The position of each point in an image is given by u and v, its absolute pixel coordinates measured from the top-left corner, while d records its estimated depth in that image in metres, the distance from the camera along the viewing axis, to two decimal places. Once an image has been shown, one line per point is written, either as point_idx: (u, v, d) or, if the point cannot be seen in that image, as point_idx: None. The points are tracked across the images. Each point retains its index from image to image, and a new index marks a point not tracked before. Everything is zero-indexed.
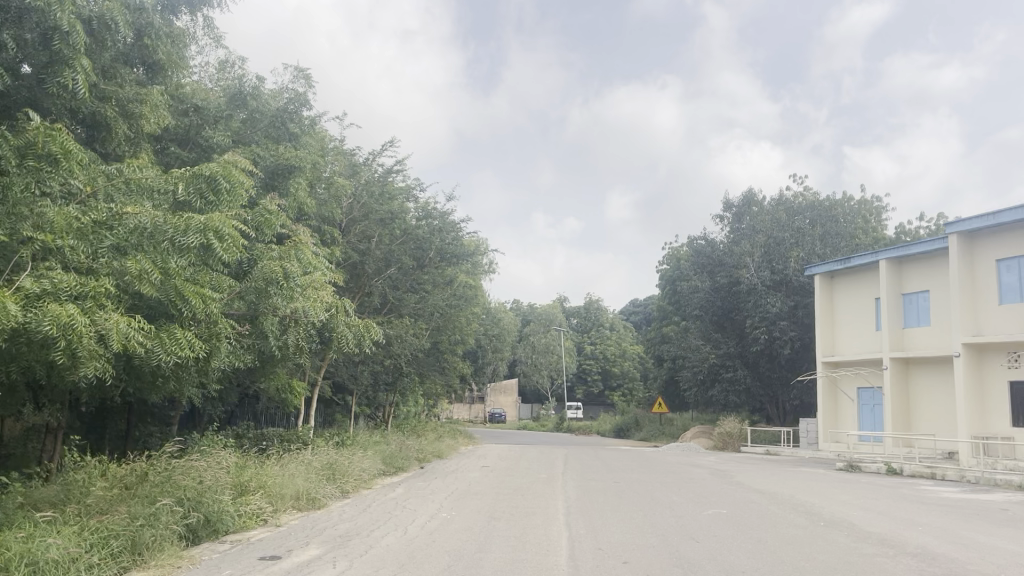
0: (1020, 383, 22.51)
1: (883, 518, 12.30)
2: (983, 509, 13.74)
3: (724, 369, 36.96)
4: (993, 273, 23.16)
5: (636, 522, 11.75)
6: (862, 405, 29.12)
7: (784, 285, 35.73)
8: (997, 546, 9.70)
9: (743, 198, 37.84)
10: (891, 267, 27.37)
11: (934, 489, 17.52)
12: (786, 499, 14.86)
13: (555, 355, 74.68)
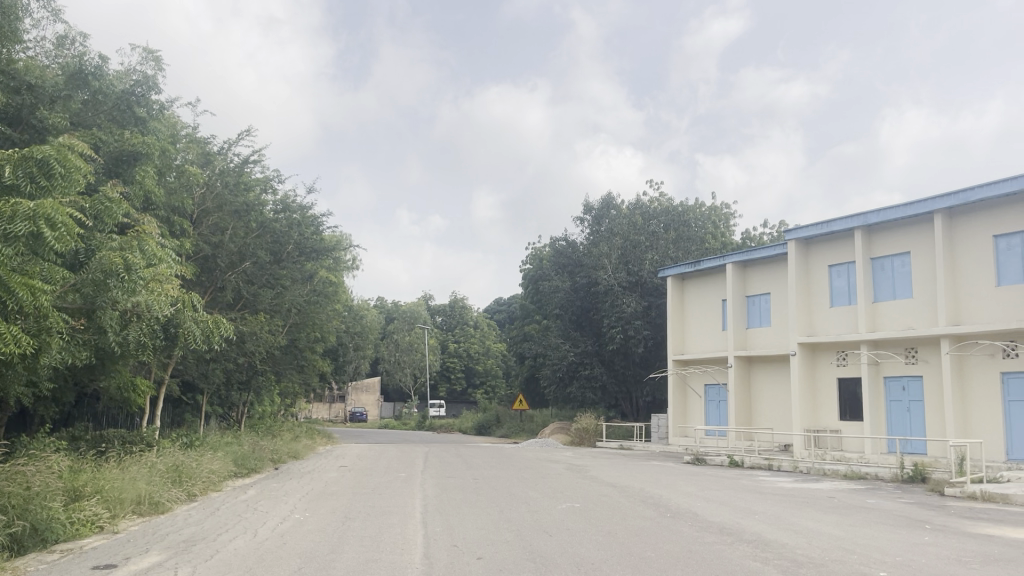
0: (847, 379, 24.31)
1: (723, 507, 13.03)
2: (812, 498, 14.77)
3: (582, 367, 37.93)
4: (825, 278, 24.93)
5: (491, 518, 11.84)
6: (709, 401, 30.65)
7: (639, 286, 37.16)
8: (822, 531, 10.49)
9: (602, 201, 38.97)
10: (736, 270, 28.99)
11: (770, 479, 18.69)
12: (635, 492, 15.43)
13: (419, 354, 74.35)
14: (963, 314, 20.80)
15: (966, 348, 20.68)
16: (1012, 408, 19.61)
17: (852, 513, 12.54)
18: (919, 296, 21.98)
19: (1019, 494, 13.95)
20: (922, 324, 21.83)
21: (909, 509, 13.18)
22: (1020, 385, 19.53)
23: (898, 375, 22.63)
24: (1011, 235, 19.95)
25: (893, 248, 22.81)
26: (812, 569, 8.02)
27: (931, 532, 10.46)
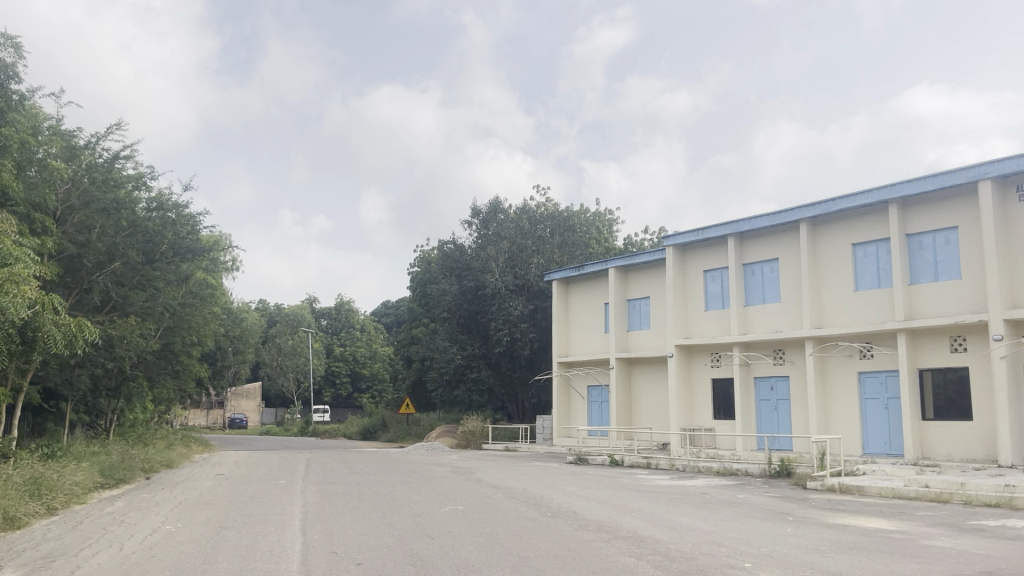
0: (721, 379, 25.35)
1: (602, 506, 13.37)
2: (687, 494, 15.35)
3: (468, 370, 38.03)
4: (701, 282, 25.95)
5: (374, 523, 11.75)
6: (592, 402, 31.34)
7: (525, 289, 37.56)
8: (694, 526, 10.93)
9: (490, 206, 39.10)
10: (618, 275, 29.79)
11: (649, 477, 19.32)
12: (518, 492, 15.62)
13: (302, 357, 72.50)
14: (825, 317, 22.09)
15: (828, 349, 21.98)
16: (868, 405, 20.97)
17: (722, 507, 13.13)
18: (786, 300, 23.20)
19: (873, 485, 14.94)
20: (788, 326, 23.03)
21: (774, 502, 13.91)
22: (875, 384, 20.91)
23: (767, 375, 23.80)
24: (867, 243, 21.31)
25: (763, 254, 24.00)
26: (683, 562, 8.35)
27: (793, 524, 11.06)
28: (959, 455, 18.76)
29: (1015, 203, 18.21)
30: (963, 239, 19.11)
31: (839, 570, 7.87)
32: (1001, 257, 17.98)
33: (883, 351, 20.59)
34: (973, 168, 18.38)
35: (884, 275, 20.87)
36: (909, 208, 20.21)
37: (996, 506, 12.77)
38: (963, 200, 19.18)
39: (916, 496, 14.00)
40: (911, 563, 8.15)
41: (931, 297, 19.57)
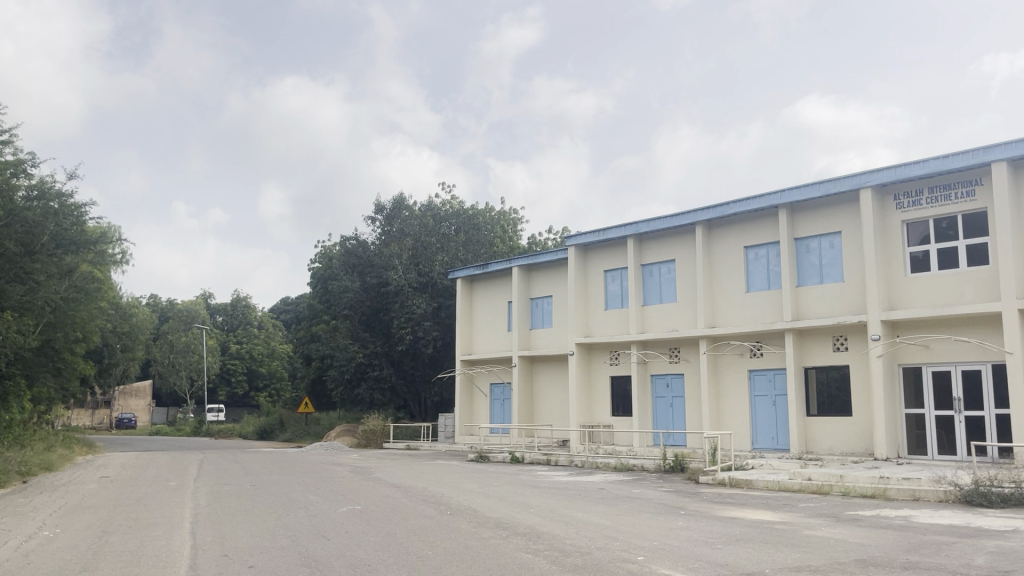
0: (620, 378, 25.88)
1: (501, 503, 13.48)
2: (584, 490, 15.62)
3: (370, 368, 37.41)
4: (601, 282, 26.43)
5: (268, 524, 11.48)
6: (494, 400, 31.47)
7: (429, 287, 37.45)
8: (590, 521, 11.15)
9: (394, 202, 38.47)
10: (521, 274, 30.01)
11: (549, 474, 19.55)
12: (418, 492, 15.53)
13: (196, 355, 70.01)
14: (718, 317, 22.85)
15: (721, 348, 22.75)
16: (757, 402, 21.84)
17: (617, 502, 13.42)
18: (682, 300, 23.88)
19: (761, 479, 15.57)
20: (684, 325, 23.72)
21: (668, 496, 14.31)
22: (764, 381, 21.78)
23: (663, 373, 24.46)
24: (758, 246, 22.17)
25: (660, 255, 24.64)
26: (579, 557, 8.48)
27: (685, 517, 11.43)
28: (840, 449, 19.76)
29: (893, 211, 19.29)
30: (846, 244, 20.11)
31: (727, 561, 8.16)
32: (880, 261, 19.02)
33: (772, 350, 21.47)
34: (856, 176, 19.38)
35: (773, 277, 21.76)
36: (797, 213, 21.14)
37: (871, 497, 13.52)
38: (846, 207, 20.20)
39: (800, 488, 14.67)
40: (793, 553, 8.53)
41: (817, 299, 20.53)
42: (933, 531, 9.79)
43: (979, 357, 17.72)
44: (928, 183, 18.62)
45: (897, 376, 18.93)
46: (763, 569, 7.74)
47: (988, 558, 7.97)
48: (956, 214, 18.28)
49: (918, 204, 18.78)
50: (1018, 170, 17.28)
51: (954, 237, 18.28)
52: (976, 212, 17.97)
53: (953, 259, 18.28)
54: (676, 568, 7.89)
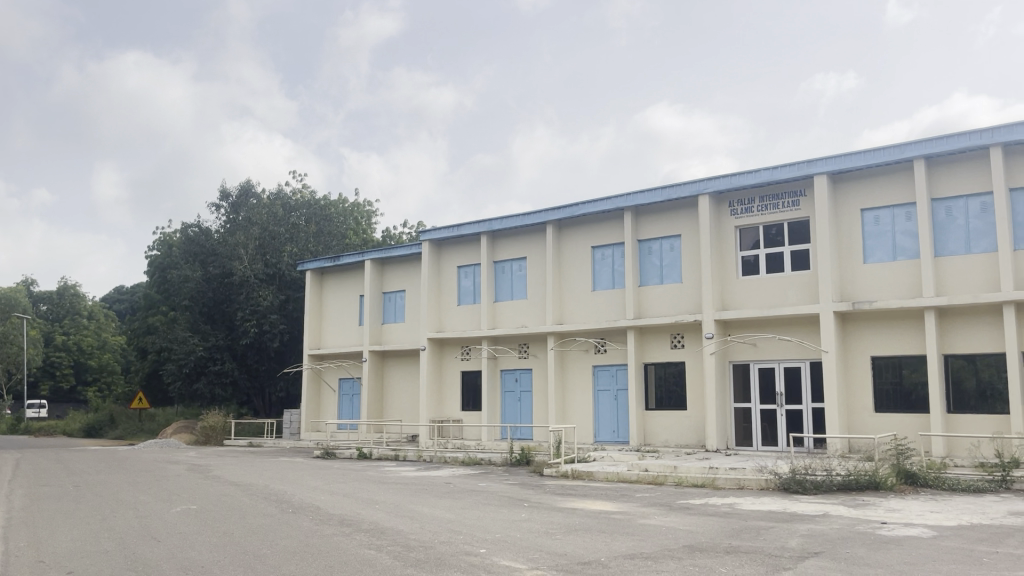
0: (470, 373, 26.06)
1: (346, 499, 13.29)
2: (431, 484, 15.66)
3: (210, 362, 35.86)
4: (454, 277, 26.52)
5: (92, 527, 10.78)
6: (343, 395, 30.96)
7: (276, 279, 36.31)
8: (435, 515, 11.19)
9: (241, 189, 37.02)
10: (373, 267, 29.64)
11: (396, 470, 19.44)
12: (258, 489, 15.04)
13: (15, 347, 64.55)
14: (566, 314, 23.47)
15: (568, 344, 23.36)
16: (600, 397, 22.62)
17: (463, 496, 13.55)
18: (533, 297, 24.36)
19: (601, 470, 16.14)
20: (533, 322, 24.22)
21: (512, 489, 14.59)
22: (607, 376, 22.59)
23: (512, 368, 24.85)
24: (605, 246, 22.94)
25: (512, 253, 25.02)
26: (421, 552, 8.49)
27: (527, 509, 11.68)
28: (675, 442, 20.79)
29: (728, 217, 20.46)
30: (685, 247, 21.18)
31: (565, 551, 8.40)
32: (714, 264, 20.16)
33: (616, 346, 22.31)
34: (695, 182, 20.44)
35: (617, 276, 22.58)
36: (642, 216, 22.04)
37: (701, 486, 14.33)
38: (686, 212, 21.27)
39: (637, 479, 15.33)
40: (627, 541, 8.90)
41: (657, 298, 21.50)
42: (754, 517, 10.50)
43: (800, 355, 19.13)
44: (759, 192, 19.90)
45: (727, 373, 20.13)
46: (598, 557, 8.02)
47: (800, 541, 8.63)
48: (783, 222, 19.64)
49: (750, 211, 20.04)
50: (837, 183, 18.76)
51: (781, 243, 19.65)
52: (800, 221, 19.38)
53: (779, 263, 19.63)
54: (516, 559, 8.05)
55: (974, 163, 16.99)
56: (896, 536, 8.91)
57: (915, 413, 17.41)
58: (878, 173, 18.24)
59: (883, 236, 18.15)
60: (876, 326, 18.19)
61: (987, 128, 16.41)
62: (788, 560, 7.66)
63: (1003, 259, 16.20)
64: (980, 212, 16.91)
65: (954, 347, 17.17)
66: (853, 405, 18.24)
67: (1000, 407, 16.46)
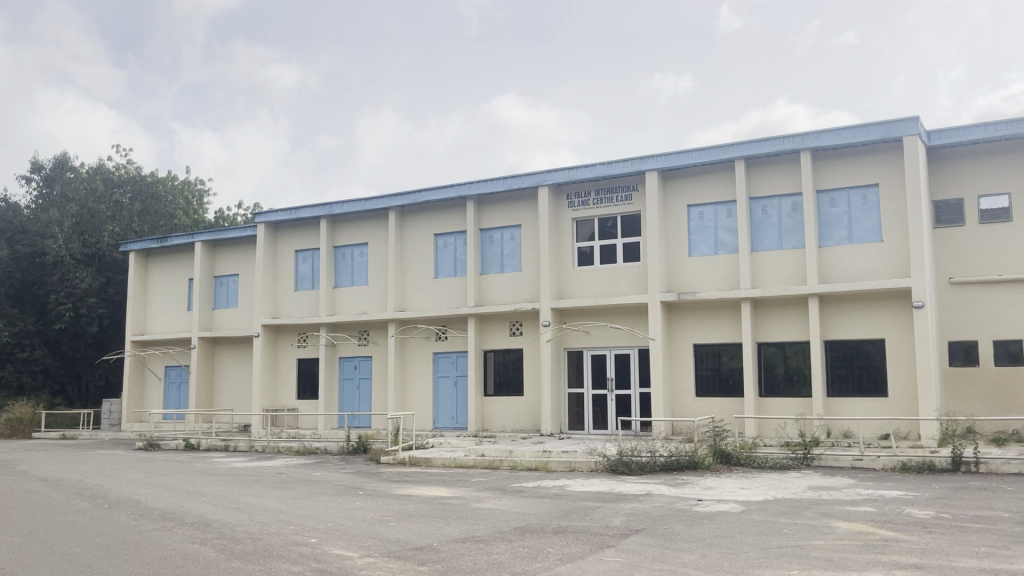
0: (306, 360, 25.42)
1: (169, 492, 12.63)
2: (262, 475, 15.18)
3: (18, 349, 32.86)
4: (291, 262, 25.74)
5: None
6: (169, 383, 29.39)
7: (96, 259, 33.84)
8: (265, 506, 10.87)
9: (55, 161, 34.33)
10: (204, 249, 28.27)
11: (226, 461, 18.70)
12: (70, 485, 14.00)
13: None
14: (407, 301, 23.37)
15: (408, 331, 23.27)
16: (440, 383, 22.72)
17: (295, 486, 13.23)
18: (373, 284, 24.07)
19: (438, 456, 16.24)
20: (373, 308, 23.95)
21: (348, 478, 14.40)
22: (447, 363, 22.72)
23: (351, 355, 24.46)
24: (447, 234, 23.00)
25: (353, 238, 24.59)
26: (248, 544, 8.23)
27: (362, 498, 11.57)
28: (512, 427, 21.24)
29: (565, 209, 21.05)
30: (525, 237, 21.60)
31: (398, 537, 8.41)
32: (552, 254, 20.73)
33: (456, 334, 22.48)
34: (535, 174, 20.90)
35: (459, 264, 22.72)
36: (483, 205, 22.27)
37: (534, 469, 14.72)
38: (526, 202, 21.68)
39: (473, 464, 15.53)
40: (460, 525, 9.03)
41: (497, 286, 21.84)
42: (582, 498, 10.92)
43: (630, 343, 20.02)
44: (595, 186, 20.60)
45: (562, 360, 20.76)
46: (431, 542, 8.08)
47: (623, 519, 9.07)
48: (616, 215, 20.43)
49: (587, 204, 20.71)
50: (667, 180, 19.74)
51: (615, 235, 20.44)
52: (633, 214, 20.24)
53: (612, 254, 20.43)
54: (347, 547, 7.98)
55: (787, 166, 18.37)
56: (709, 512, 9.55)
57: (732, 397, 18.68)
58: (703, 171, 19.35)
59: (706, 231, 19.28)
60: (698, 316, 19.31)
61: (798, 134, 17.81)
62: (612, 538, 8.04)
63: (809, 255, 17.65)
64: (791, 211, 18.32)
65: (766, 335, 18.53)
66: (677, 390, 19.32)
67: (804, 391, 17.96)
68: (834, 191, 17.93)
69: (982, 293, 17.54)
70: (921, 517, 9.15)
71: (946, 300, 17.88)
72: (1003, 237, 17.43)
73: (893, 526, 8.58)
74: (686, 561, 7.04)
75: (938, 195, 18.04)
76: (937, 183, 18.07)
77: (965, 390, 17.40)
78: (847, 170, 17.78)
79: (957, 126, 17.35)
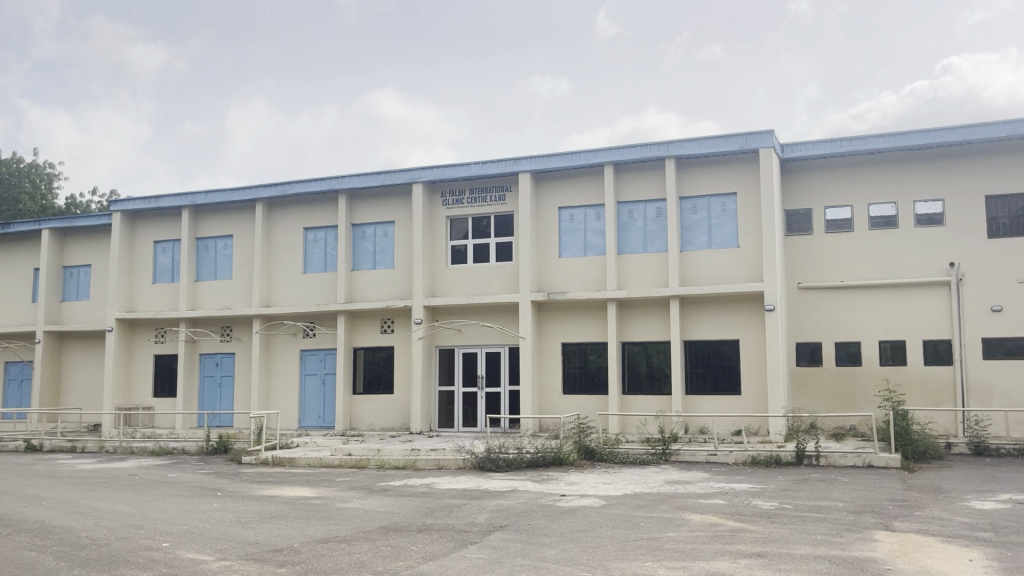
0: (164, 357, 24.24)
1: (6, 497, 11.75)
2: (112, 477, 14.36)
3: None
4: (149, 253, 24.48)
5: None
6: (9, 380, 27.33)
7: None
8: (114, 510, 10.30)
9: None
10: (52, 237, 26.45)
11: (71, 463, 17.57)
12: None
13: None
14: (274, 297, 22.69)
15: (274, 327, 22.61)
16: (307, 381, 22.19)
17: (148, 488, 12.60)
18: (238, 278, 23.22)
19: (303, 456, 15.87)
20: (237, 303, 23.10)
21: (206, 479, 13.84)
22: (314, 360, 22.23)
23: (212, 352, 23.52)
24: (317, 228, 22.50)
25: (217, 230, 23.65)
26: (93, 550, 7.78)
27: (220, 499, 11.16)
28: (380, 425, 21.02)
29: (439, 207, 21.01)
30: (398, 234, 21.42)
31: (256, 539, 8.17)
32: (424, 252, 20.65)
33: (324, 331, 22.01)
34: (408, 171, 20.78)
35: (329, 259, 22.27)
36: (356, 200, 21.92)
37: (402, 468, 14.63)
38: (399, 199, 21.50)
39: (339, 463, 15.27)
40: (322, 526, 8.86)
41: (368, 283, 21.55)
42: (448, 496, 10.95)
43: (500, 341, 20.22)
44: (469, 185, 20.68)
45: (433, 358, 20.73)
46: (290, 544, 7.90)
47: (487, 516, 9.17)
48: (489, 215, 20.59)
49: (460, 202, 20.75)
50: (540, 182, 20.06)
51: (487, 235, 20.58)
52: (506, 215, 20.45)
53: (484, 254, 20.56)
54: (202, 551, 7.68)
55: (653, 172, 19.04)
56: (570, 507, 9.78)
57: (597, 395, 19.19)
58: (574, 174, 19.78)
59: (576, 233, 19.71)
60: (567, 316, 19.72)
61: (663, 143, 18.52)
62: (475, 535, 8.11)
63: (672, 259, 18.38)
64: (656, 216, 19.01)
65: (631, 335, 19.15)
66: (545, 389, 19.67)
67: (665, 389, 18.68)
68: (696, 198, 18.75)
69: (826, 297, 18.78)
70: (766, 508, 9.72)
71: (794, 304, 19.03)
72: (845, 246, 18.74)
73: (741, 517, 9.06)
74: (545, 556, 7.18)
75: (789, 205, 19.19)
76: (788, 194, 19.21)
77: (809, 389, 18.59)
78: (708, 179, 18.62)
79: (808, 141, 18.49)
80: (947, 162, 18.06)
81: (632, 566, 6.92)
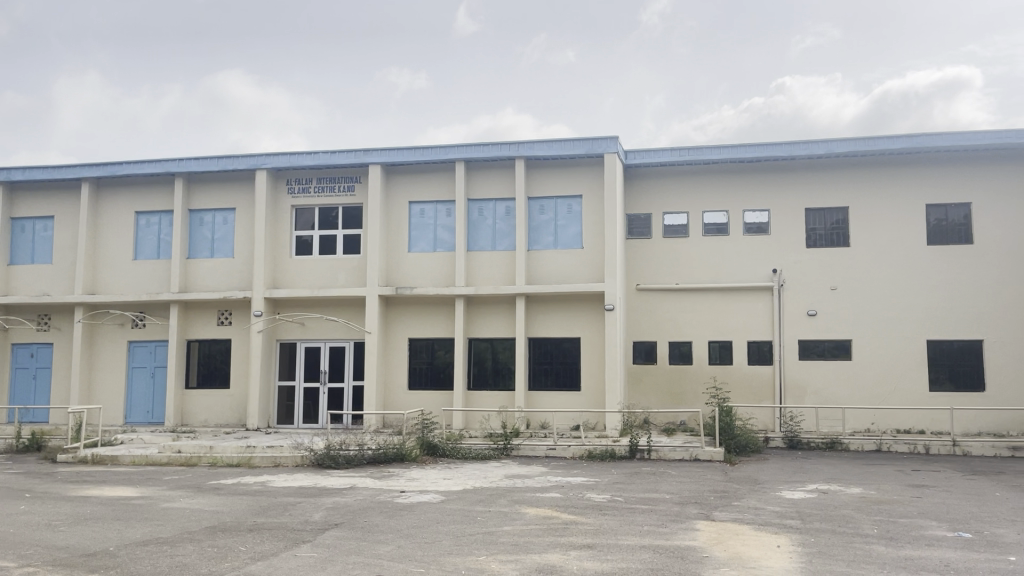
0: None
1: None
2: None
3: None
4: None
5: None
6: None
7: None
8: None
9: None
10: None
11: None
12: None
13: None
14: (100, 284, 21.21)
15: (99, 316, 21.13)
16: (134, 374, 20.90)
17: None
18: (59, 263, 21.54)
19: (127, 454, 14.92)
20: (57, 291, 21.43)
21: (14, 479, 12.73)
22: (143, 353, 20.96)
23: (27, 342, 21.69)
24: (150, 213, 21.23)
25: (36, 210, 21.82)
26: None
27: (28, 501, 10.30)
28: (214, 421, 20.11)
29: (284, 195, 20.32)
30: (239, 222, 20.56)
31: (67, 543, 7.60)
32: (267, 242, 19.93)
33: (155, 321, 20.80)
34: (252, 156, 19.98)
35: (163, 246, 21.06)
36: (193, 185, 20.85)
37: (236, 466, 14.06)
38: (241, 186, 20.65)
39: (167, 461, 14.48)
40: (143, 527, 8.36)
41: (205, 272, 20.57)
42: (283, 493, 10.62)
43: (345, 336, 19.84)
44: (317, 174, 20.14)
45: (273, 352, 20.04)
46: (106, 547, 7.39)
47: (323, 513, 8.97)
48: (337, 206, 20.14)
49: (307, 192, 20.18)
50: (390, 175, 19.83)
51: (335, 226, 20.13)
52: (354, 206, 20.08)
53: (331, 245, 20.11)
54: (2, 557, 7.05)
55: (504, 171, 19.26)
56: (409, 503, 9.73)
57: (442, 391, 19.21)
58: (424, 169, 19.69)
59: (426, 229, 19.64)
60: (414, 312, 19.62)
61: (514, 142, 18.77)
62: (309, 533, 7.91)
63: (519, 257, 18.68)
64: (505, 215, 19.24)
65: (477, 331, 19.30)
66: (390, 384, 19.48)
67: (509, 385, 18.96)
68: (543, 199, 19.13)
69: (663, 299, 19.67)
70: (598, 501, 10.06)
71: (634, 305, 19.81)
72: (681, 250, 19.70)
73: (574, 510, 9.33)
74: (380, 553, 7.11)
75: (631, 209, 19.95)
76: (631, 198, 19.96)
77: (644, 387, 19.41)
78: (556, 180, 19.05)
79: (650, 148, 19.32)
80: (773, 175, 19.36)
81: (466, 560, 6.96)
